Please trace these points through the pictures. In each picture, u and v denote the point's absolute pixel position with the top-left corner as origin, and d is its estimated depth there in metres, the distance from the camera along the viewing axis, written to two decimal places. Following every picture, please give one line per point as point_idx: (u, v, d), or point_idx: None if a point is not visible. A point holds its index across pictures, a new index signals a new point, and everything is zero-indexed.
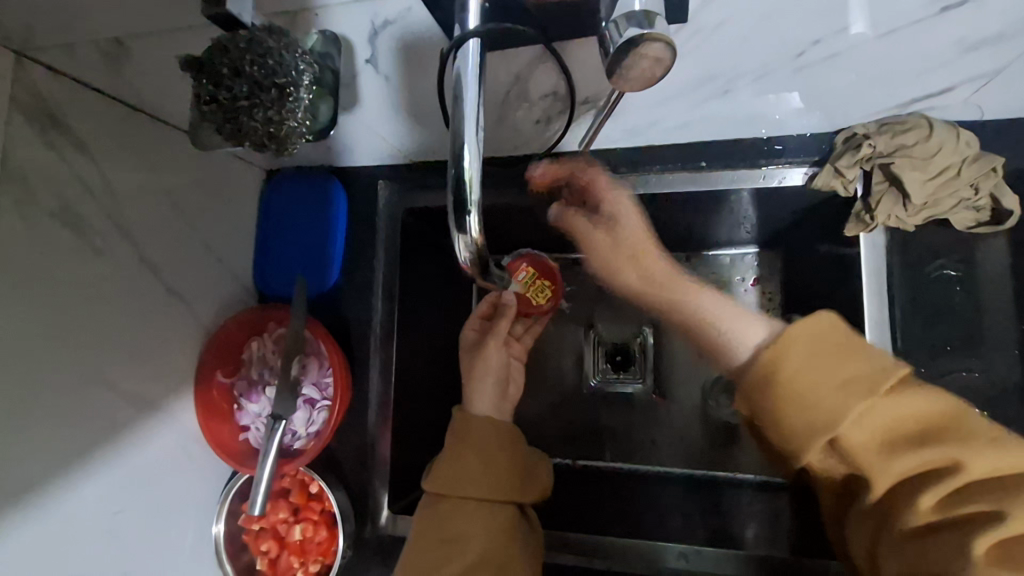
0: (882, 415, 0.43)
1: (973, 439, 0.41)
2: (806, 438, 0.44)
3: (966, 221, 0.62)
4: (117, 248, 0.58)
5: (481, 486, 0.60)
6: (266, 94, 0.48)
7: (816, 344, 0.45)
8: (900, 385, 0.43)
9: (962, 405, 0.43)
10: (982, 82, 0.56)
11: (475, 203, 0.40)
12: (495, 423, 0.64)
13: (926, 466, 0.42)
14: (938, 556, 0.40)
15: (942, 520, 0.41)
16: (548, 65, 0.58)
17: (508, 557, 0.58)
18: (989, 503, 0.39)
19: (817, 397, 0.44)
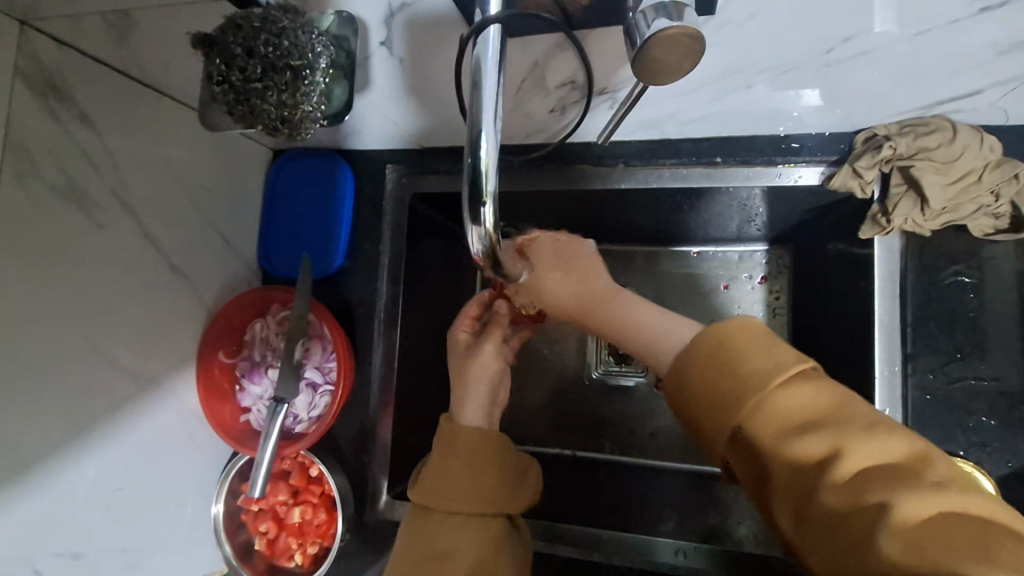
0: (780, 405, 0.42)
1: (855, 426, 0.39)
2: (714, 426, 0.45)
3: (984, 229, 0.61)
4: (120, 225, 0.57)
5: (467, 495, 0.61)
6: (279, 76, 0.47)
7: (727, 340, 0.46)
8: (795, 376, 0.43)
9: (852, 398, 0.42)
10: (1014, 86, 0.52)
11: (492, 193, 0.39)
12: (482, 430, 0.65)
13: (818, 455, 0.39)
14: (842, 549, 0.36)
15: (840, 512, 0.37)
16: (568, 53, 0.53)
17: (497, 569, 0.58)
18: (880, 492, 0.36)
19: (722, 386, 0.45)
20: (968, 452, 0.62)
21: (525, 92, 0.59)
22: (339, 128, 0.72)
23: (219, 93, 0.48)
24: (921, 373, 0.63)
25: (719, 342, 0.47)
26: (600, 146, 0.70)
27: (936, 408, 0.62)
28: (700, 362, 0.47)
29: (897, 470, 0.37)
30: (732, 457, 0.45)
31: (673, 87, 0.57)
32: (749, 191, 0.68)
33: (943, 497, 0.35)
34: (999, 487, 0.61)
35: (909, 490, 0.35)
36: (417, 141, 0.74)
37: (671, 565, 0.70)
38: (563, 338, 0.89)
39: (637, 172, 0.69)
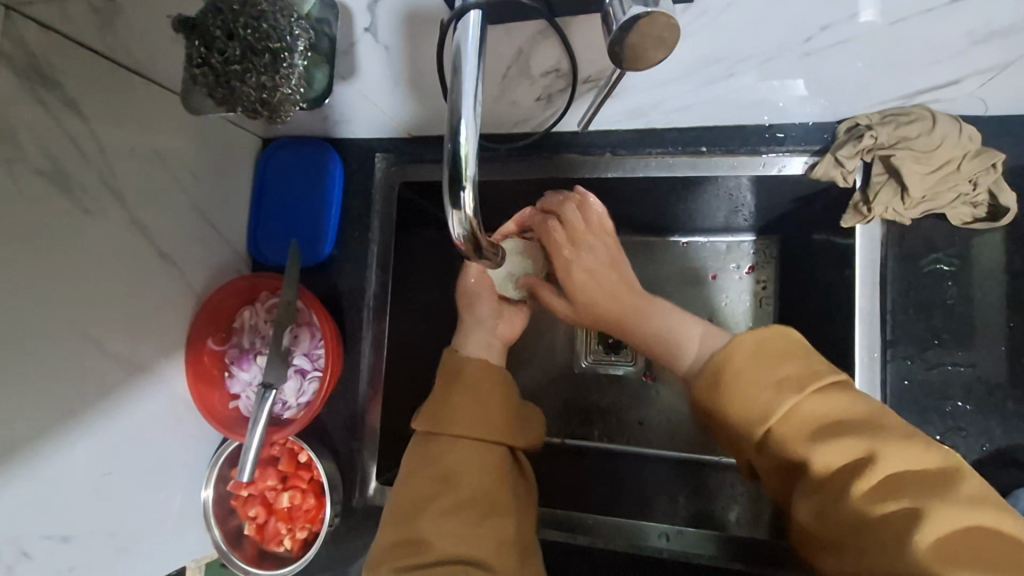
0: (813, 410, 0.46)
1: (891, 435, 0.43)
2: (746, 428, 0.49)
3: (962, 217, 0.63)
4: (109, 211, 0.57)
5: (473, 423, 0.59)
6: (259, 58, 0.47)
7: (763, 346, 0.51)
8: (828, 386, 0.47)
9: (884, 410, 0.46)
10: (992, 73, 0.53)
11: (470, 178, 0.39)
12: (486, 365, 0.63)
13: (852, 458, 0.43)
14: (873, 547, 0.40)
15: (869, 514, 0.41)
16: (550, 42, 0.52)
17: (501, 494, 0.57)
18: (911, 501, 0.40)
19: (751, 390, 0.49)
20: (946, 437, 0.63)
21: (510, 80, 0.59)
22: (327, 116, 0.72)
23: (199, 75, 0.48)
24: (899, 360, 0.64)
25: (756, 347, 0.51)
26: (587, 136, 0.71)
27: (913, 393, 0.64)
28: (736, 364, 0.51)
29: (927, 479, 0.41)
30: (761, 457, 0.49)
31: (658, 76, 0.57)
32: (735, 180, 0.68)
33: (971, 510, 0.39)
34: (975, 471, 0.62)
35: (940, 500, 0.39)
36: (405, 130, 0.75)
37: (656, 548, 0.71)
38: (552, 327, 0.90)
39: (624, 161, 0.70)
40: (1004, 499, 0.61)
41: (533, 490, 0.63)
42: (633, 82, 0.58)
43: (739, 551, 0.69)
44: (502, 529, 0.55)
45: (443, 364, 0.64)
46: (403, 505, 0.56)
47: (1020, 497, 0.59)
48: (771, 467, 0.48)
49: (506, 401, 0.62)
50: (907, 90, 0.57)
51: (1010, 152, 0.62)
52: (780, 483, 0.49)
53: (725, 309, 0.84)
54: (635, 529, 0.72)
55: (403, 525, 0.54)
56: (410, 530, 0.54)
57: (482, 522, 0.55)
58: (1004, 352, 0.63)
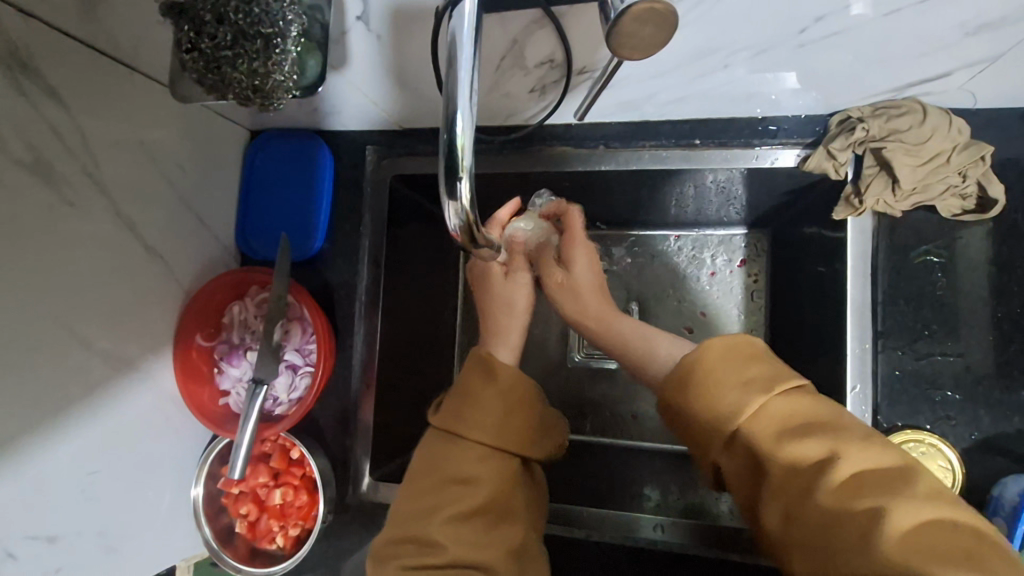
0: (779, 410, 0.44)
1: (854, 434, 0.41)
2: (713, 430, 0.47)
3: (952, 209, 0.63)
4: (93, 205, 0.56)
5: (493, 428, 0.58)
6: (250, 44, 0.46)
7: (731, 350, 0.48)
8: (794, 388, 0.45)
9: (845, 412, 0.43)
10: (982, 66, 0.53)
11: (467, 168, 0.39)
12: (519, 371, 0.62)
13: (817, 458, 0.40)
14: (838, 550, 0.37)
15: (833, 513, 0.38)
16: (545, 32, 0.51)
17: (513, 503, 0.56)
18: (874, 500, 0.37)
19: (718, 391, 0.47)
20: (935, 426, 0.64)
21: (504, 71, 0.58)
22: (317, 108, 0.71)
23: (190, 61, 0.48)
24: (890, 350, 0.65)
25: (725, 350, 0.48)
26: (580, 129, 0.71)
27: (904, 383, 0.65)
28: (703, 365, 0.48)
29: (890, 476, 0.38)
30: (726, 459, 0.46)
31: (653, 69, 0.57)
32: (728, 173, 0.68)
33: (938, 509, 0.36)
34: (964, 459, 0.63)
35: (904, 498, 0.37)
36: (395, 121, 0.74)
37: (650, 540, 0.71)
38: (546, 321, 0.89)
39: (617, 154, 0.69)
40: (992, 486, 0.62)
41: (543, 500, 0.63)
42: (628, 75, 0.58)
43: (729, 538, 0.69)
44: (507, 538, 0.54)
45: (474, 358, 0.64)
46: (415, 505, 0.55)
47: (1008, 486, 0.60)
48: (736, 471, 0.46)
49: (529, 409, 0.60)
50: (899, 83, 0.57)
51: (997, 144, 0.63)
52: (745, 489, 0.45)
53: (718, 302, 0.84)
54: (629, 522, 0.72)
55: (410, 525, 0.53)
56: (417, 530, 0.53)
57: (489, 528, 0.54)
58: (992, 342, 0.64)
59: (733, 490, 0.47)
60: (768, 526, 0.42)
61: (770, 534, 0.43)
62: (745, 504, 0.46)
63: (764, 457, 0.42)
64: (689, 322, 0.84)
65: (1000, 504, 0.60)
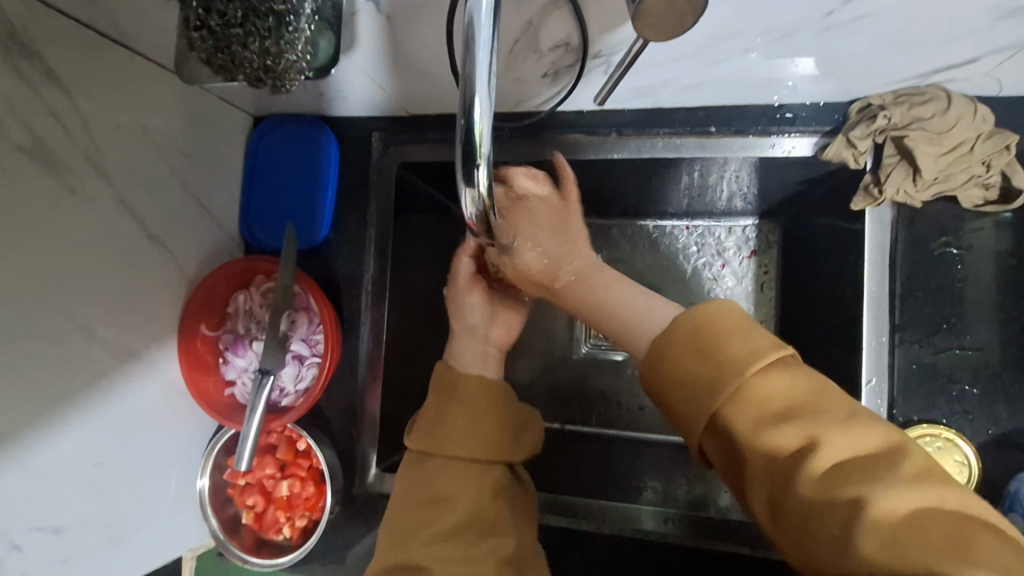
0: (756, 393, 0.40)
1: (834, 416, 0.38)
2: (688, 417, 0.43)
3: (975, 199, 0.62)
4: (95, 191, 0.55)
5: (464, 444, 0.58)
6: (262, 22, 0.45)
7: (697, 327, 0.44)
8: (774, 363, 0.41)
9: (823, 384, 0.41)
10: (1010, 53, 0.51)
11: (485, 155, 0.37)
12: (479, 379, 0.62)
13: (797, 446, 0.38)
14: (820, 542, 0.36)
15: (816, 506, 0.36)
16: (561, 15, 0.50)
17: (496, 509, 0.56)
18: (855, 489, 0.36)
19: (691, 374, 0.43)
20: (951, 420, 0.63)
21: (517, 55, 0.56)
22: (322, 93, 0.69)
23: (198, 39, 0.47)
24: (907, 343, 0.64)
25: (691, 328, 0.44)
26: (590, 115, 0.70)
27: (920, 377, 0.64)
28: (674, 344, 0.44)
29: (874, 460, 0.36)
30: (705, 444, 0.43)
31: (669, 55, 0.55)
32: (742, 162, 0.67)
33: (922, 494, 0.34)
34: (980, 454, 0.62)
35: (886, 485, 0.35)
36: (402, 107, 0.72)
37: (658, 533, 0.71)
38: (553, 311, 0.88)
39: (630, 141, 0.68)
40: (1008, 482, 0.61)
41: (534, 496, 0.63)
42: (644, 61, 0.56)
43: (740, 532, 0.69)
44: (497, 547, 0.53)
45: (437, 374, 0.64)
46: (398, 528, 0.55)
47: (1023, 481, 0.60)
48: (716, 455, 0.43)
49: (500, 417, 0.61)
50: (925, 70, 0.55)
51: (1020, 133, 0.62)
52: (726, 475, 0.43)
53: (727, 293, 0.83)
54: (632, 513, 0.72)
55: (397, 551, 0.53)
56: (402, 555, 0.53)
57: (474, 543, 0.53)
58: (1010, 335, 0.63)
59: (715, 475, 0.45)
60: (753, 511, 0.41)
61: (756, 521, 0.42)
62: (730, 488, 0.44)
63: (743, 448, 0.40)
64: None
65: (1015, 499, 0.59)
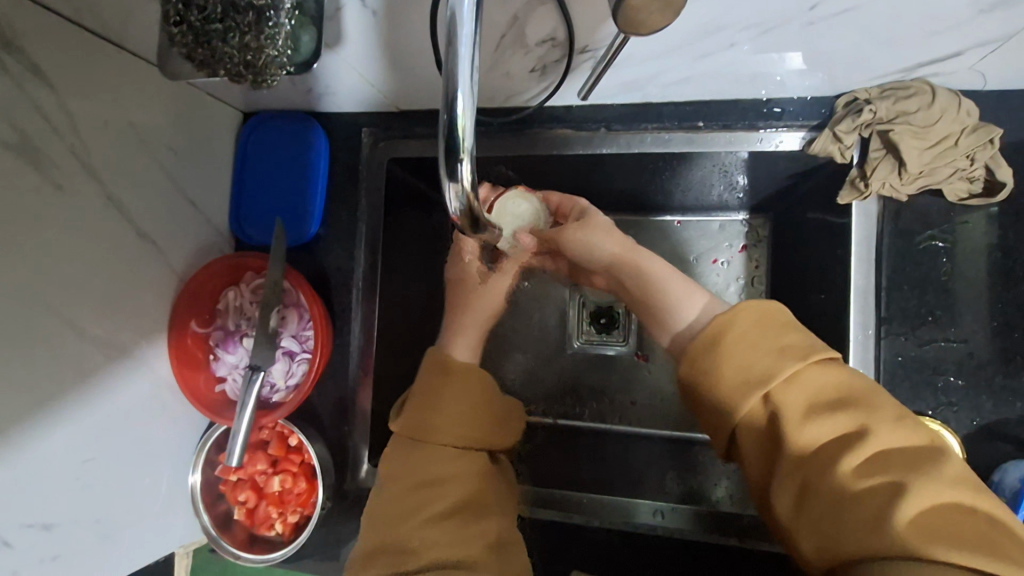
0: (812, 380, 0.43)
1: (885, 413, 0.41)
2: (735, 400, 0.46)
3: (959, 192, 0.62)
4: (81, 187, 0.54)
5: (456, 427, 0.59)
6: (241, 17, 0.45)
7: (763, 315, 0.48)
8: (825, 360, 0.44)
9: (877, 388, 0.43)
10: (993, 46, 0.52)
11: (469, 150, 0.38)
12: (472, 364, 0.64)
13: (845, 432, 0.40)
14: (849, 525, 0.37)
15: (853, 490, 0.38)
16: (547, 11, 0.50)
17: (484, 494, 0.57)
18: (895, 477, 0.37)
19: (747, 359, 0.46)
20: (937, 411, 0.64)
21: (504, 49, 0.56)
22: (311, 89, 0.69)
23: (178, 34, 0.47)
24: (894, 335, 0.65)
25: (757, 314, 0.47)
26: (580, 110, 0.70)
27: (906, 369, 0.64)
28: (731, 330, 0.47)
29: (918, 456, 0.38)
30: (742, 430, 0.46)
31: (655, 50, 0.55)
32: (730, 156, 0.67)
33: (958, 491, 0.36)
34: (965, 445, 0.63)
35: (926, 477, 0.37)
36: (391, 102, 0.72)
37: (650, 525, 0.72)
38: (544, 307, 0.89)
39: (619, 136, 0.68)
40: (992, 472, 0.62)
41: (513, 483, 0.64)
42: (631, 55, 0.56)
43: (729, 523, 0.70)
44: (487, 531, 0.54)
45: (428, 361, 0.64)
46: (387, 512, 0.54)
47: (1006, 471, 0.60)
48: (753, 441, 0.45)
49: (486, 404, 0.62)
50: (909, 63, 0.56)
51: (1006, 127, 0.62)
52: (759, 460, 0.45)
53: (717, 288, 0.83)
54: (629, 507, 0.74)
55: (387, 532, 0.53)
56: (393, 537, 0.52)
57: (467, 524, 0.53)
58: (995, 327, 0.63)
59: (745, 464, 0.46)
60: (776, 500, 0.42)
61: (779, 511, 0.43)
62: (755, 477, 0.46)
63: (789, 431, 0.42)
64: None
65: (999, 489, 0.60)
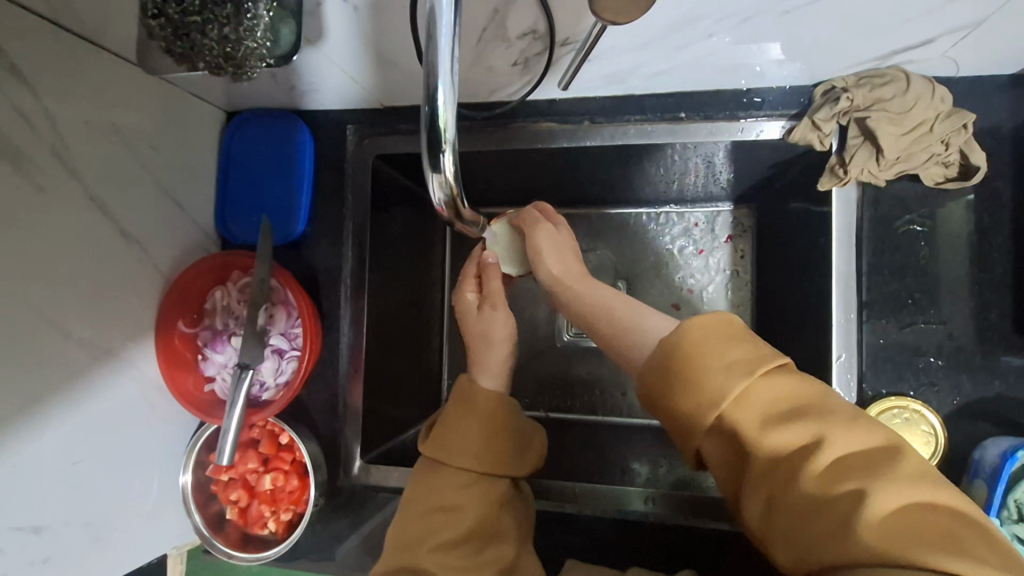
0: (765, 393, 0.43)
1: (839, 417, 0.41)
2: (694, 418, 0.45)
3: (935, 177, 0.63)
4: (62, 187, 0.54)
5: (475, 458, 0.59)
6: (219, 9, 0.46)
7: (709, 330, 0.47)
8: (776, 369, 0.44)
9: (829, 391, 0.44)
10: (964, 32, 0.53)
11: (450, 142, 0.38)
12: (496, 393, 0.62)
13: (804, 441, 0.41)
14: (819, 536, 0.38)
15: (818, 499, 0.38)
16: (527, 7, 0.51)
17: (500, 522, 0.56)
18: (857, 482, 0.38)
19: (700, 377, 0.45)
20: (918, 393, 0.65)
21: (486, 44, 0.57)
22: (294, 86, 0.69)
23: (156, 27, 0.48)
24: (875, 320, 0.66)
25: (705, 328, 0.47)
26: (565, 103, 0.71)
27: (888, 352, 0.66)
28: (681, 347, 0.47)
29: (878, 458, 0.39)
30: (707, 446, 0.45)
31: (635, 42, 0.56)
32: (714, 146, 0.68)
33: (918, 490, 0.37)
34: (946, 424, 0.64)
35: (884, 479, 0.37)
36: (376, 99, 0.73)
37: (640, 512, 0.72)
38: (535, 301, 0.89)
39: (603, 128, 0.68)
40: (973, 449, 0.63)
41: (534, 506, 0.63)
42: (611, 47, 0.57)
43: (713, 506, 0.70)
44: (495, 558, 0.54)
45: (458, 386, 0.63)
46: (404, 532, 0.56)
47: (985, 448, 0.62)
48: (719, 456, 0.45)
49: (511, 434, 0.61)
50: (883, 52, 0.57)
51: (978, 113, 0.64)
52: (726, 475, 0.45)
53: (705, 278, 0.84)
54: (619, 495, 0.72)
55: (402, 552, 0.55)
56: (407, 557, 0.54)
57: (481, 551, 0.55)
58: (974, 309, 0.65)
59: (716, 477, 0.46)
60: (749, 513, 0.43)
61: (751, 523, 0.43)
62: (727, 489, 0.46)
63: (751, 446, 0.42)
64: (676, 297, 0.84)
65: (980, 466, 0.61)
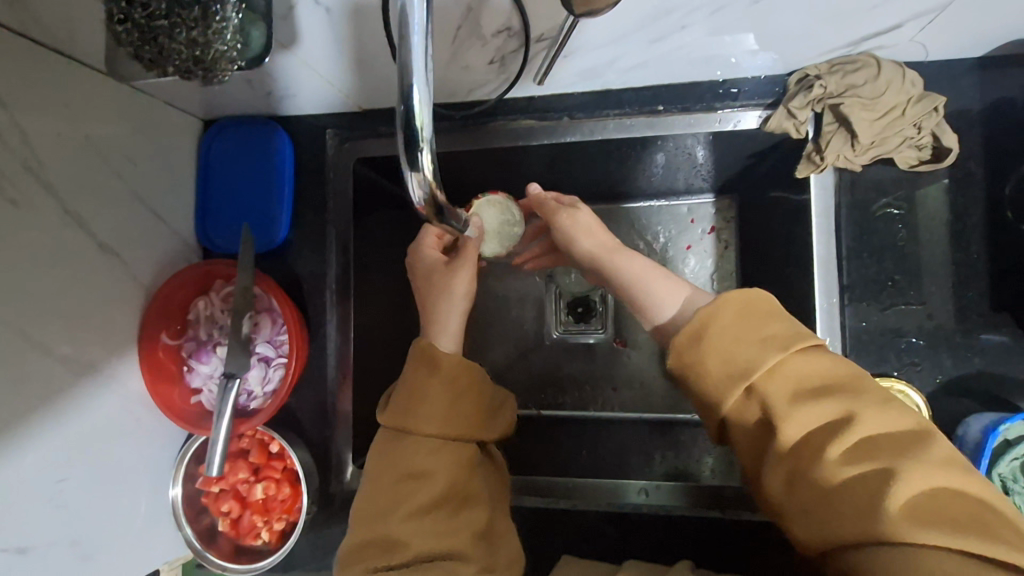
0: (797, 369, 0.45)
1: (870, 397, 0.43)
2: (725, 388, 0.47)
3: (908, 159, 0.65)
4: (37, 202, 0.53)
5: (439, 422, 0.58)
6: (186, 11, 0.45)
7: (743, 307, 0.48)
8: (809, 348, 0.46)
9: (861, 373, 0.45)
10: (931, 16, 0.53)
11: (427, 140, 0.38)
12: (459, 355, 0.61)
13: (831, 419, 0.42)
14: (842, 511, 0.39)
15: (847, 475, 0.40)
16: (500, 5, 0.51)
17: (472, 486, 0.57)
18: (886, 461, 0.39)
19: (734, 349, 0.47)
20: (901, 372, 0.66)
21: (461, 42, 0.57)
22: (269, 92, 0.69)
23: (123, 32, 0.46)
24: (855, 304, 0.67)
25: (739, 305, 0.48)
26: (543, 100, 0.71)
27: (870, 334, 0.67)
28: (715, 322, 0.48)
29: (908, 440, 0.40)
30: (735, 418, 0.47)
31: (610, 36, 0.56)
32: (692, 138, 0.69)
33: (949, 475, 0.38)
34: (929, 402, 0.65)
35: (915, 462, 0.39)
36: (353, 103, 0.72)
37: (635, 504, 0.74)
38: (522, 299, 0.89)
39: (582, 124, 0.70)
40: (957, 425, 0.64)
41: (501, 472, 0.64)
42: (585, 42, 0.57)
43: (709, 497, 0.71)
44: (470, 522, 0.55)
45: (415, 350, 0.62)
46: (373, 504, 0.55)
47: (968, 425, 0.63)
48: (746, 428, 0.46)
49: (475, 395, 0.61)
50: (854, 38, 0.57)
51: (949, 96, 0.65)
52: (747, 447, 0.46)
53: (690, 271, 0.84)
54: (617, 488, 0.74)
55: (373, 524, 0.54)
56: (381, 528, 0.54)
57: (451, 516, 0.55)
58: (952, 289, 0.66)
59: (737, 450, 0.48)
60: (769, 486, 0.44)
61: (770, 495, 0.44)
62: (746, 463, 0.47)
63: (779, 419, 0.43)
64: None
65: (963, 441, 0.62)
